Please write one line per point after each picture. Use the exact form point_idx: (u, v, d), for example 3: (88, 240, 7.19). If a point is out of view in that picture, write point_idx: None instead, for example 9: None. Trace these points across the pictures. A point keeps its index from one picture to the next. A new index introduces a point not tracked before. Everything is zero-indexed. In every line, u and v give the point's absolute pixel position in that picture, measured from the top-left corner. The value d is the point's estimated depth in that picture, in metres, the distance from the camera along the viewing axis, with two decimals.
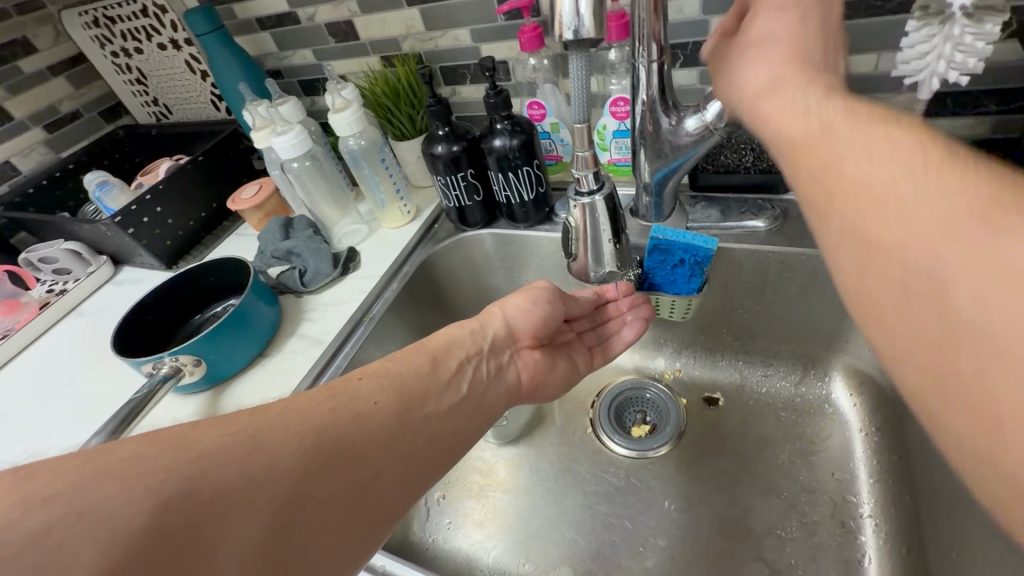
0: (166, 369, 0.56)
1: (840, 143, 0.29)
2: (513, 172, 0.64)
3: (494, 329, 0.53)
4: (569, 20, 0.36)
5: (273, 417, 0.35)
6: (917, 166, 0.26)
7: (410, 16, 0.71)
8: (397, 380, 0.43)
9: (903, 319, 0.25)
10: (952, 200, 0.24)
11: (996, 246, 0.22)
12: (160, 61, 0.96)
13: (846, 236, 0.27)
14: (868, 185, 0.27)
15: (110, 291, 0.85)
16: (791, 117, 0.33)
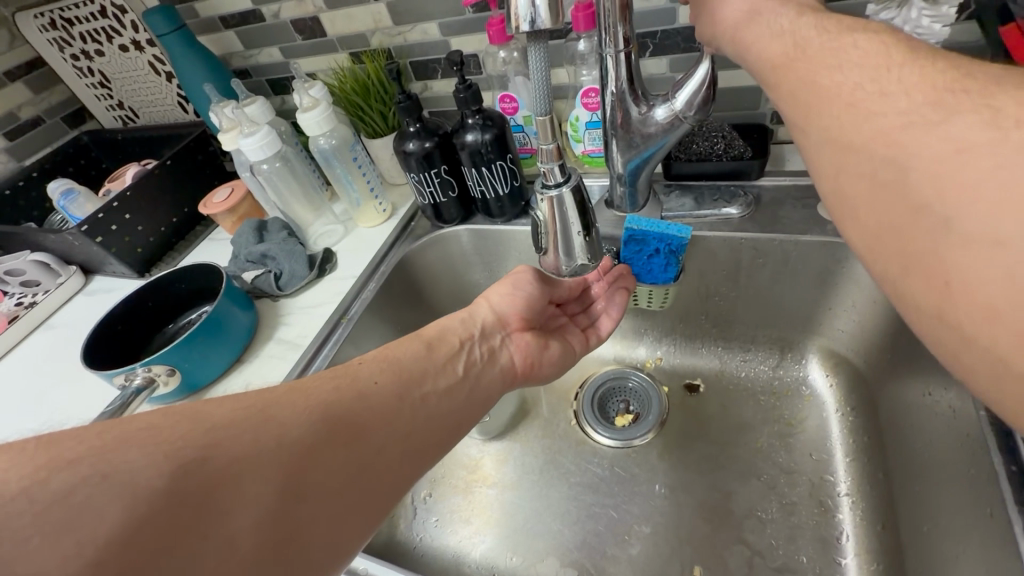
0: (139, 380, 0.54)
1: (813, 60, 0.32)
2: (488, 167, 0.63)
3: (484, 313, 0.52)
4: (524, 11, 0.35)
5: (280, 391, 0.35)
6: (876, 71, 0.28)
7: (377, 11, 0.70)
8: (395, 363, 0.43)
9: (873, 206, 0.26)
10: (910, 95, 0.26)
11: (946, 141, 0.23)
12: (123, 64, 0.93)
13: (823, 142, 0.30)
14: (839, 90, 0.29)
15: (81, 302, 0.83)
16: (770, 39, 0.36)
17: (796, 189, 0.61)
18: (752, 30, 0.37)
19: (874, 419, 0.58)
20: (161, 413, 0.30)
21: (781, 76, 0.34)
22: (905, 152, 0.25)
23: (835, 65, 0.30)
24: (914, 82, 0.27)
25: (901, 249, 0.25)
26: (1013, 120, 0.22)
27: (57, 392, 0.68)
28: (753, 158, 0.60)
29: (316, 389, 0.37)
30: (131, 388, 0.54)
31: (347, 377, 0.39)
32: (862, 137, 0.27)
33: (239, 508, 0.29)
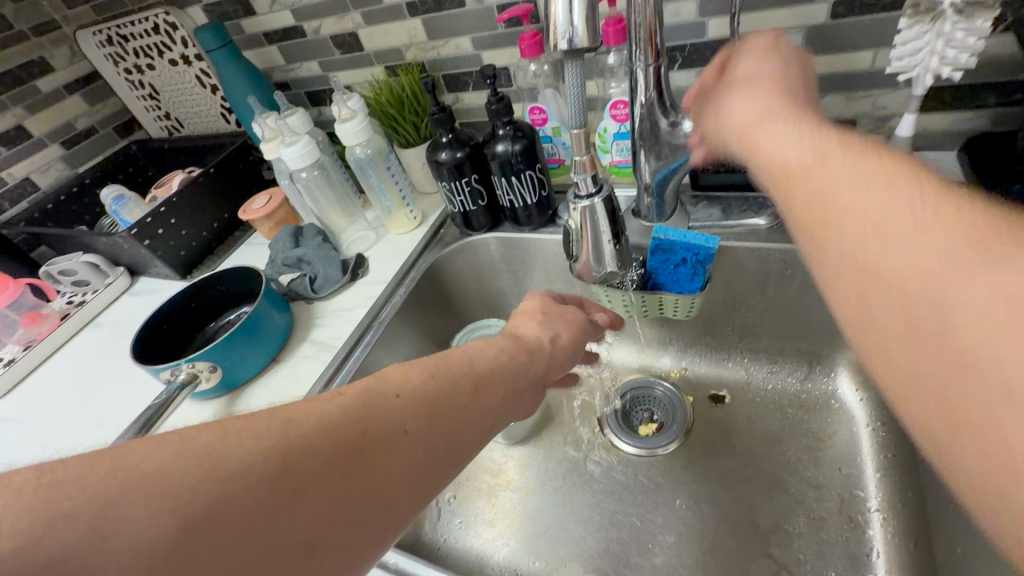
0: (183, 375, 0.57)
1: (791, 135, 0.33)
2: (517, 177, 0.65)
3: (524, 338, 0.46)
4: (562, 29, 0.37)
5: (310, 433, 0.29)
6: (852, 156, 0.30)
7: (413, 26, 0.73)
8: (437, 407, 0.34)
9: (869, 295, 0.26)
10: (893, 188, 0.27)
11: (942, 244, 0.23)
12: (171, 77, 0.98)
13: (806, 220, 0.30)
14: (813, 171, 0.31)
15: (126, 302, 0.88)
16: (753, 115, 0.38)
17: None
18: (749, 102, 0.39)
19: (907, 435, 0.57)
20: (169, 453, 0.25)
21: (760, 150, 0.35)
22: (897, 247, 0.25)
23: (827, 153, 0.31)
24: (890, 178, 0.27)
25: (880, 321, 0.25)
26: (996, 241, 0.23)
27: (101, 388, 0.71)
28: None
29: (326, 441, 0.29)
30: (175, 383, 0.57)
31: (379, 419, 0.31)
32: (849, 229, 0.27)
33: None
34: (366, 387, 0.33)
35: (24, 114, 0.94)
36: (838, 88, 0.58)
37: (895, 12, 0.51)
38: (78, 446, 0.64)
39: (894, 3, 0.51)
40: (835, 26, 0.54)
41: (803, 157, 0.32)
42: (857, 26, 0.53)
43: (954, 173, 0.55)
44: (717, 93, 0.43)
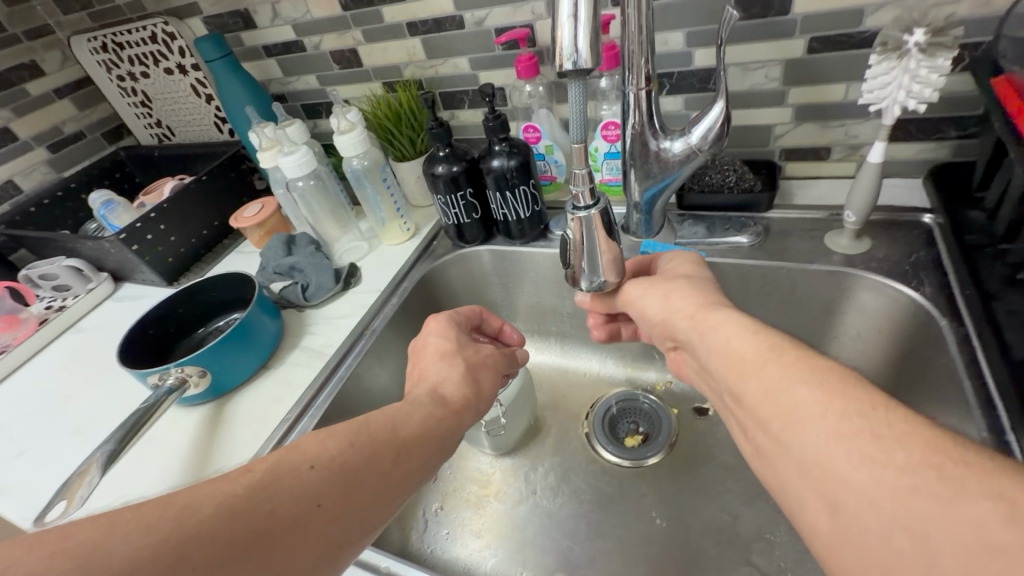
0: (172, 380, 0.56)
1: (719, 327, 0.39)
2: (511, 192, 0.67)
3: (450, 396, 0.48)
4: (568, 52, 0.38)
5: (207, 520, 0.30)
6: (766, 348, 0.35)
7: (412, 45, 0.75)
8: (351, 477, 0.37)
9: (831, 501, 0.28)
10: (809, 383, 0.31)
11: (887, 457, 0.26)
12: (166, 85, 0.99)
13: (748, 412, 0.34)
14: (742, 357, 0.35)
15: (109, 307, 0.86)
16: (689, 302, 0.43)
17: (808, 222, 0.62)
18: (687, 290, 0.45)
19: None
20: (47, 553, 0.26)
21: (699, 330, 0.40)
22: (845, 460, 0.27)
23: (781, 353, 0.34)
24: (802, 372, 0.32)
25: (842, 521, 0.27)
26: (929, 450, 0.26)
27: (81, 395, 0.69)
28: (761, 192, 0.62)
29: (227, 530, 0.31)
30: (163, 388, 0.56)
31: (290, 497, 0.34)
32: (796, 432, 0.30)
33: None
34: (279, 462, 0.35)
35: (10, 116, 0.93)
36: (813, 117, 0.62)
37: (866, 50, 0.55)
38: (55, 453, 0.62)
39: (866, 41, 0.55)
40: (811, 59, 0.58)
41: (761, 357, 0.34)
42: (831, 61, 0.57)
43: (920, 199, 0.59)
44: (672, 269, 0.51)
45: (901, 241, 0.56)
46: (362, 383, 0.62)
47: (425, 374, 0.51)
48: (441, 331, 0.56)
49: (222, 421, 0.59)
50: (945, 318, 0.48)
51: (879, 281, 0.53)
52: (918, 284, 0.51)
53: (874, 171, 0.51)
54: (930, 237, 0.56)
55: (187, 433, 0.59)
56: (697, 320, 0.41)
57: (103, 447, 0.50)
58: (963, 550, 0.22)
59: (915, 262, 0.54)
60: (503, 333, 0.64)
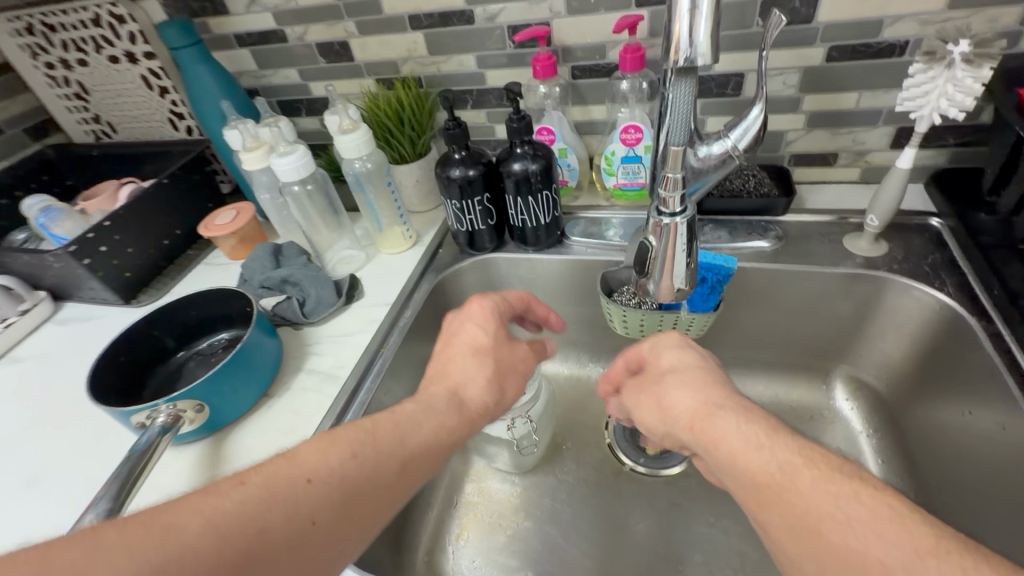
0: (164, 418, 0.48)
1: (729, 436, 0.36)
2: (533, 197, 0.64)
3: (465, 400, 0.45)
4: (684, 46, 0.37)
5: (193, 542, 0.29)
6: (791, 464, 0.33)
7: (413, 40, 0.70)
8: (351, 493, 0.36)
9: None
10: (846, 512, 0.29)
11: None
12: (108, 76, 0.86)
13: (780, 545, 0.32)
14: (768, 479, 0.33)
15: (51, 332, 0.74)
16: (682, 403, 0.40)
17: (824, 226, 0.64)
18: (679, 381, 0.42)
19: (902, 439, 0.58)
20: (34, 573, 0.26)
21: (705, 437, 0.37)
22: None
23: (800, 473, 0.32)
24: (832, 500, 0.30)
25: None
26: None
27: (31, 438, 0.58)
28: (780, 196, 0.63)
29: (210, 553, 0.30)
30: (155, 428, 0.48)
31: (282, 513, 0.33)
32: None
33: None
34: (278, 476, 0.34)
35: None
36: (825, 124, 0.64)
37: (880, 60, 0.57)
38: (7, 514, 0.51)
39: (881, 51, 0.57)
40: (829, 68, 0.60)
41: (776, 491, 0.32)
42: (845, 70, 0.59)
43: (925, 202, 0.63)
44: (660, 350, 0.47)
45: (913, 244, 0.59)
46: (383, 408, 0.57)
47: (448, 369, 0.48)
48: (481, 321, 0.50)
49: (223, 460, 0.52)
50: (975, 316, 0.50)
51: (905, 283, 0.55)
52: (941, 283, 0.54)
53: (902, 176, 0.52)
54: (940, 239, 0.58)
55: (182, 478, 0.51)
56: (698, 427, 0.38)
57: (94, 509, 0.42)
58: None
59: (932, 263, 0.56)
60: (540, 318, 0.57)
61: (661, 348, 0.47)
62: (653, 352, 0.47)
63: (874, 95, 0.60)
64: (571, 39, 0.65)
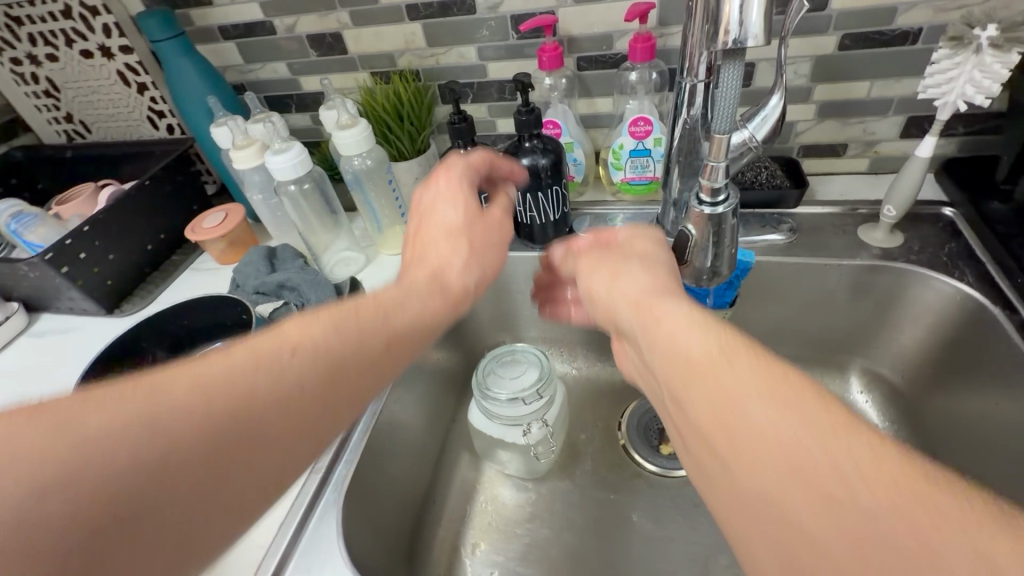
0: None
1: (665, 323, 0.32)
2: (542, 193, 0.62)
3: (451, 280, 0.44)
4: (734, 27, 0.36)
5: (181, 403, 0.28)
6: (721, 348, 0.29)
7: (411, 31, 0.67)
8: (338, 364, 0.35)
9: (796, 556, 0.24)
10: (773, 395, 0.26)
11: (865, 505, 0.22)
12: (80, 72, 0.80)
13: (691, 427, 0.29)
14: (694, 362, 0.29)
15: (26, 347, 0.69)
16: (631, 287, 0.37)
17: (836, 217, 0.62)
18: (625, 272, 0.38)
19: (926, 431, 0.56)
20: (34, 432, 0.25)
21: (644, 318, 0.34)
22: (815, 500, 0.23)
23: (735, 356, 0.28)
24: (758, 380, 0.27)
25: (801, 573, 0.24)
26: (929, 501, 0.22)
27: None
28: (794, 188, 0.62)
29: (202, 415, 0.29)
30: None
31: (268, 379, 0.32)
32: (754, 468, 0.25)
33: (123, 571, 0.25)
34: (263, 342, 0.33)
35: None
36: (836, 115, 0.63)
37: (893, 48, 0.56)
38: None
39: (895, 39, 0.56)
40: (842, 57, 0.58)
41: (714, 375, 0.28)
42: (858, 59, 0.58)
43: (936, 192, 0.62)
44: (624, 240, 0.43)
45: (929, 234, 0.58)
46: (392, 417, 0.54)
47: (426, 249, 0.46)
48: (451, 198, 0.48)
49: None
50: (998, 307, 0.50)
51: (925, 275, 0.54)
52: (961, 274, 0.54)
53: (922, 165, 0.52)
54: (954, 228, 0.58)
55: None
56: (644, 310, 0.34)
57: None
58: None
59: (949, 253, 0.56)
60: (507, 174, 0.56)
61: (620, 238, 0.43)
62: (621, 243, 0.43)
63: (886, 84, 0.59)
64: (577, 29, 0.63)
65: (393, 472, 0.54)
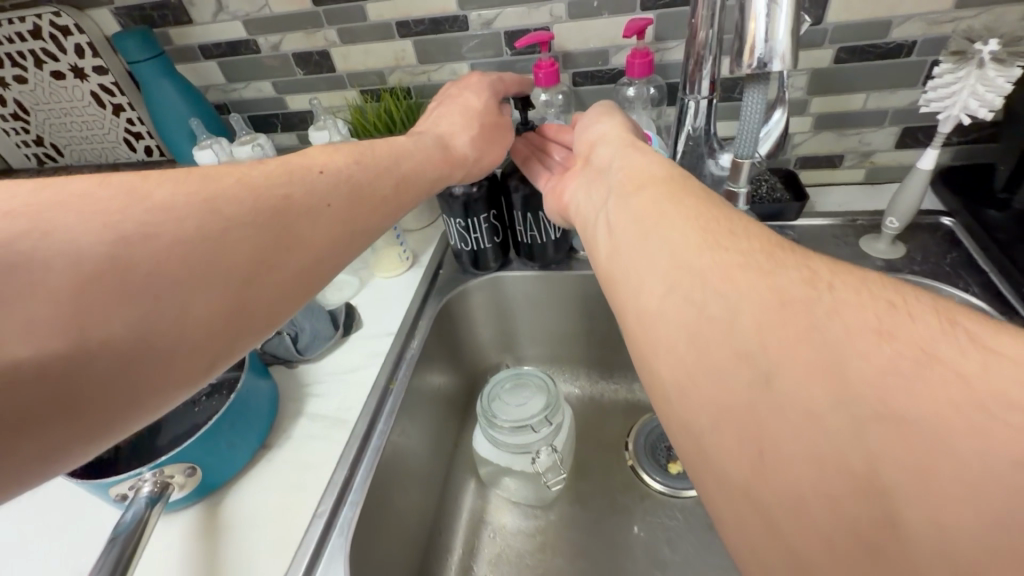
0: (150, 487, 0.42)
1: (636, 157, 0.38)
2: (543, 212, 0.60)
3: (455, 147, 0.51)
4: (761, 45, 0.35)
5: (235, 185, 0.35)
6: (671, 173, 0.35)
7: (402, 48, 0.66)
8: (360, 189, 0.41)
9: (664, 293, 0.26)
10: (694, 195, 0.31)
11: (732, 249, 0.26)
12: (51, 93, 0.76)
13: (618, 216, 0.33)
14: (648, 175, 0.35)
15: None
16: (612, 138, 0.44)
17: (837, 228, 0.62)
18: (603, 127, 0.46)
19: None
20: (121, 189, 0.32)
21: (623, 152, 0.40)
22: (699, 245, 0.27)
23: (684, 178, 0.34)
24: (698, 189, 0.32)
25: (659, 302, 0.26)
26: (819, 274, 0.23)
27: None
28: (798, 202, 0.61)
29: (247, 209, 0.35)
30: (141, 499, 0.42)
31: (302, 189, 0.38)
32: (657, 226, 0.30)
33: (157, 304, 0.30)
34: (294, 164, 0.39)
35: None
36: (832, 126, 0.63)
37: (889, 61, 0.57)
38: None
39: (890, 51, 0.56)
40: (837, 69, 0.59)
41: (669, 175, 0.34)
42: (853, 72, 0.58)
43: (933, 202, 0.62)
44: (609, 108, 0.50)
45: (930, 243, 0.58)
46: (396, 450, 0.51)
47: (440, 121, 0.53)
48: (478, 90, 0.54)
49: (219, 529, 0.46)
50: (1005, 316, 0.50)
51: (932, 285, 0.54)
52: (965, 284, 0.53)
53: (924, 176, 0.52)
54: (954, 238, 0.58)
55: (173, 553, 0.44)
56: (626, 147, 0.41)
57: None
58: (766, 302, 0.22)
59: (952, 262, 0.56)
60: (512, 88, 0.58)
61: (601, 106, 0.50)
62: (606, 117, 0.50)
63: (880, 96, 0.60)
64: (573, 44, 0.62)
65: (399, 507, 0.51)
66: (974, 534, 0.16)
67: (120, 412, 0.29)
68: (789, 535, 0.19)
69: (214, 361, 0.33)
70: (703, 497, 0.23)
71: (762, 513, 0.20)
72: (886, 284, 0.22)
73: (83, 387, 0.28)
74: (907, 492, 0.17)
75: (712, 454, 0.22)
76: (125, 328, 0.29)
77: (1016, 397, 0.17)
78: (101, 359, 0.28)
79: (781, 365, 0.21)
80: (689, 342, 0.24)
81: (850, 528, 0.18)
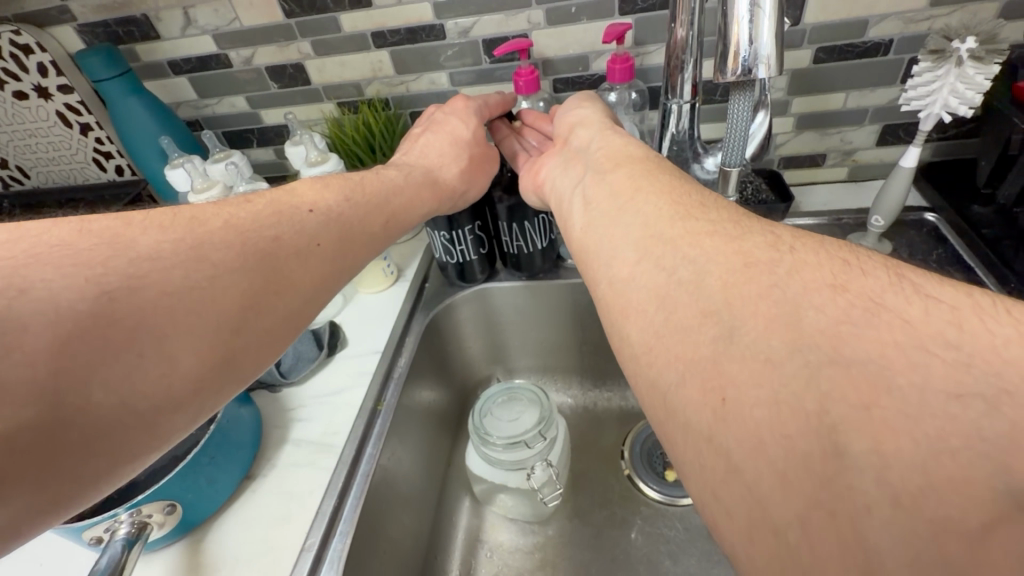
0: (127, 529, 0.40)
1: (613, 141, 0.40)
2: (528, 221, 0.59)
3: (444, 178, 0.51)
4: (745, 49, 0.34)
5: (216, 231, 0.34)
6: (648, 156, 0.36)
7: (378, 59, 0.64)
8: (348, 226, 0.40)
9: (637, 262, 0.27)
10: (669, 174, 0.32)
11: (701, 216, 0.27)
12: (14, 114, 0.73)
13: (597, 194, 0.34)
14: (627, 155, 0.36)
15: None
16: (590, 121, 0.45)
17: (823, 228, 0.62)
18: (580, 112, 0.47)
19: None
20: (107, 242, 0.30)
21: (600, 137, 0.41)
22: (671, 216, 0.28)
23: (659, 161, 0.35)
24: (672, 171, 0.33)
25: (631, 269, 0.27)
26: (786, 246, 0.23)
27: None
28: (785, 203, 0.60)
29: (234, 254, 0.33)
30: (118, 542, 0.39)
31: (293, 229, 0.37)
32: (633, 201, 0.31)
33: (140, 360, 0.28)
34: (284, 204, 0.38)
35: None
36: (815, 125, 0.63)
37: (868, 60, 0.57)
38: None
39: (867, 51, 0.57)
40: (817, 70, 0.59)
41: (646, 156, 0.36)
42: (832, 71, 0.58)
43: (915, 198, 0.63)
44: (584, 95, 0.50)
45: (915, 240, 0.59)
46: (387, 474, 0.50)
47: (428, 152, 0.53)
48: (463, 116, 0.54)
49: (202, 567, 0.44)
50: None
51: None
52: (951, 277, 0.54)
53: (906, 176, 0.52)
54: (939, 233, 0.58)
55: None
56: (606, 129, 0.42)
57: None
58: (732, 265, 0.23)
59: (937, 259, 0.56)
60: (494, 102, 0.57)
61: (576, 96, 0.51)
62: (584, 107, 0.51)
63: (860, 95, 0.60)
64: (552, 51, 0.61)
65: (391, 533, 0.50)
66: (912, 459, 0.16)
67: (94, 474, 0.26)
68: (747, 475, 0.18)
69: (198, 413, 0.30)
70: (669, 452, 0.22)
71: (723, 457, 0.19)
72: (842, 249, 0.23)
73: (59, 453, 0.25)
74: (853, 423, 0.17)
75: (677, 406, 0.21)
76: (106, 394, 0.26)
77: (952, 338, 0.18)
78: (79, 424, 0.26)
79: (744, 321, 0.21)
80: (658, 305, 0.24)
81: (801, 460, 0.17)
